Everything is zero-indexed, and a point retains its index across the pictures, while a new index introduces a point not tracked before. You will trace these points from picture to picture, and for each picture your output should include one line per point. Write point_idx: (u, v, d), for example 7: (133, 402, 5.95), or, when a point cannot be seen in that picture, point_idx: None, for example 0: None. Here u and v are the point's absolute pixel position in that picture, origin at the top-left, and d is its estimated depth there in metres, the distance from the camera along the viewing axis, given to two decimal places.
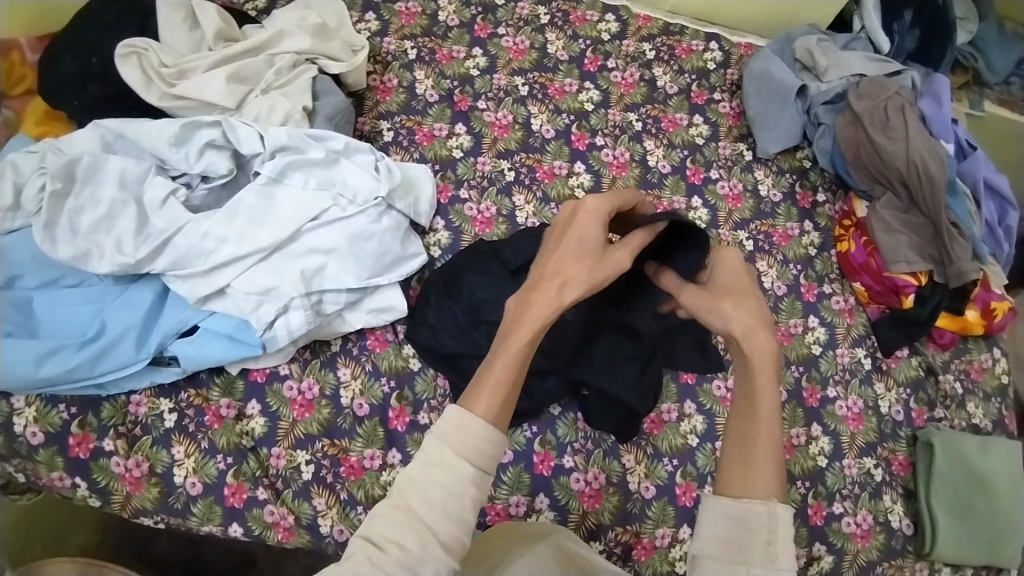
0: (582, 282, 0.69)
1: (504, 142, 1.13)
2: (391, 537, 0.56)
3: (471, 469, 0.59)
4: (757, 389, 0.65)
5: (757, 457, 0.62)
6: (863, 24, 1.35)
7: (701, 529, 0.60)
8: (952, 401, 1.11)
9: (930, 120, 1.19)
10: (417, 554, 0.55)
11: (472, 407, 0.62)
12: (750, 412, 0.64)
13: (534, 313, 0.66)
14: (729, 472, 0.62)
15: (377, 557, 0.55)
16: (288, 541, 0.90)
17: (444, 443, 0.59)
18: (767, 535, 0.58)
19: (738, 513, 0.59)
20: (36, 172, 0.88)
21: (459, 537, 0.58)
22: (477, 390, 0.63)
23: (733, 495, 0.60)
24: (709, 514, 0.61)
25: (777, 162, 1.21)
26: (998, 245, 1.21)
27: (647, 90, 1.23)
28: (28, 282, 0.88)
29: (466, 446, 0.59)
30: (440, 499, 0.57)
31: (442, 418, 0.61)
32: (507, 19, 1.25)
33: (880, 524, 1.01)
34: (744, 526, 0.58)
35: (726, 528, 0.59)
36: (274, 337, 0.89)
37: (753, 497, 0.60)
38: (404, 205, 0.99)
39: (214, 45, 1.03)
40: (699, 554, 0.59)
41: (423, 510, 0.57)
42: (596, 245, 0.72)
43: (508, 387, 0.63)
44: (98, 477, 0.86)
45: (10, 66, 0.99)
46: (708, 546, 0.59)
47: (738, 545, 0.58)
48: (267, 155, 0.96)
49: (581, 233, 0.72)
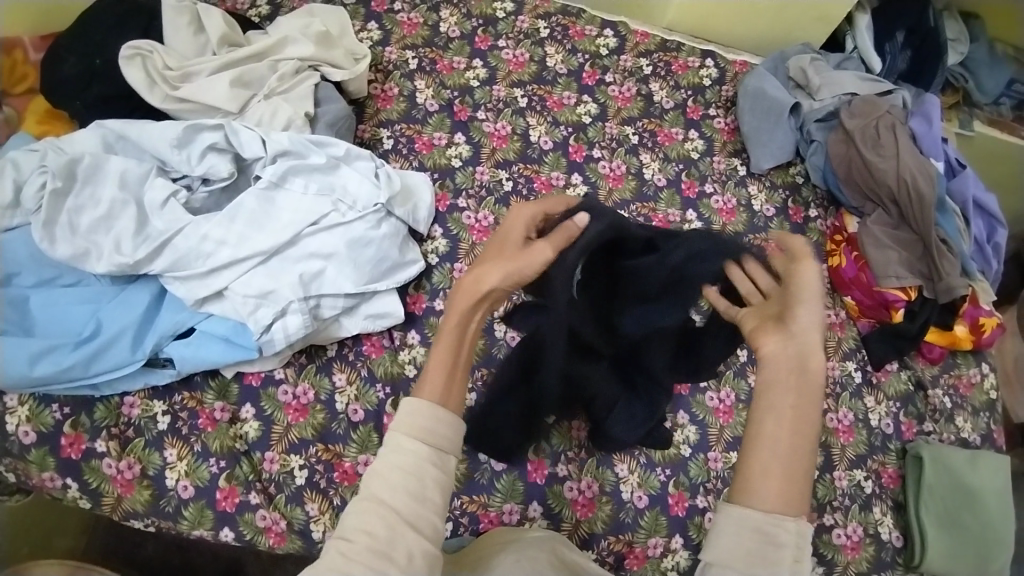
0: (498, 271, 0.68)
1: (503, 152, 1.14)
2: (360, 528, 0.56)
3: (427, 449, 0.59)
4: (809, 395, 0.60)
5: (798, 469, 0.58)
6: (855, 45, 1.40)
7: (722, 539, 0.56)
8: (941, 415, 1.13)
9: (920, 139, 1.21)
10: (386, 536, 0.55)
11: (420, 393, 0.63)
12: (795, 419, 0.59)
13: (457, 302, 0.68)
14: (769, 484, 0.57)
15: (346, 549, 0.55)
16: (280, 547, 0.89)
17: (399, 428, 0.60)
18: (795, 553, 0.55)
19: (767, 527, 0.55)
20: (36, 170, 0.88)
21: (427, 516, 0.58)
22: (426, 376, 0.64)
23: (763, 509, 0.56)
24: (732, 522, 0.56)
25: (770, 178, 1.23)
26: (987, 263, 1.23)
27: (644, 105, 1.25)
28: (24, 280, 0.88)
29: (419, 429, 0.60)
30: (404, 483, 0.57)
31: (397, 409, 0.62)
32: (507, 32, 1.27)
33: (870, 536, 1.01)
34: (772, 541, 0.55)
35: (751, 542, 0.55)
36: (271, 341, 0.89)
37: (786, 513, 0.56)
38: (403, 212, 1.00)
39: (218, 50, 1.04)
40: (715, 563, 0.55)
41: (391, 498, 0.57)
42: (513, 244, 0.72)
43: (447, 368, 0.65)
44: (89, 478, 0.85)
45: (13, 64, 1.00)
46: (732, 558, 0.55)
47: (763, 558, 0.55)
48: (268, 159, 0.96)
49: (504, 236, 0.75)
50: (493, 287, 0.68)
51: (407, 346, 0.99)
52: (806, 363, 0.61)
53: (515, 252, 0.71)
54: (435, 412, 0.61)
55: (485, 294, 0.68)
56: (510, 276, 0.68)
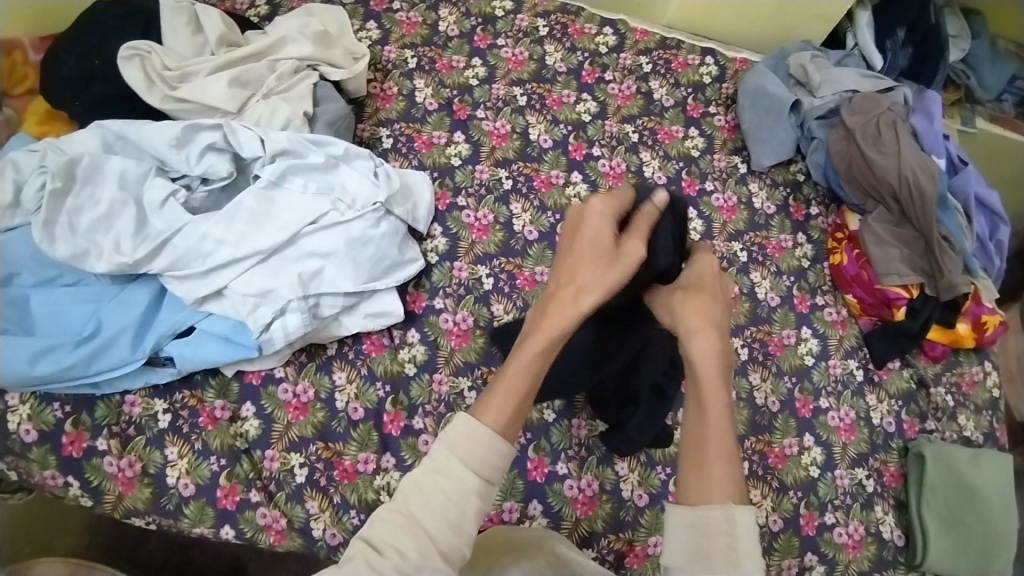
0: (595, 289, 0.67)
1: (502, 150, 1.14)
2: (389, 542, 0.56)
3: (478, 479, 0.59)
4: (706, 379, 0.65)
5: (712, 458, 0.61)
6: (856, 41, 1.39)
7: (670, 541, 0.60)
8: (943, 413, 1.12)
9: (921, 135, 1.21)
10: (415, 560, 0.55)
11: (482, 416, 0.62)
12: (700, 415, 0.64)
13: (550, 326, 0.66)
14: (691, 478, 0.61)
15: (374, 560, 0.55)
16: (280, 545, 0.89)
17: (454, 449, 0.59)
18: (727, 541, 0.57)
19: (701, 520, 0.59)
20: (36, 170, 0.88)
21: (459, 547, 0.57)
22: (490, 399, 0.63)
23: (693, 503, 0.60)
24: (674, 524, 0.60)
25: (771, 175, 1.23)
26: (989, 260, 1.22)
27: (644, 103, 1.25)
28: (25, 280, 0.88)
29: (473, 457, 0.59)
30: (441, 507, 0.57)
31: (452, 425, 0.61)
32: (506, 31, 1.26)
33: (872, 534, 1.01)
34: (706, 534, 0.58)
35: (691, 539, 0.58)
36: (270, 339, 0.89)
37: (714, 501, 0.59)
38: (403, 211, 1.00)
39: (217, 49, 1.04)
40: (673, 568, 0.59)
41: (425, 519, 0.57)
42: (608, 245, 0.69)
43: (522, 395, 0.64)
44: (90, 476, 0.85)
45: (13, 65, 1.01)
46: (679, 559, 0.59)
47: (704, 554, 0.57)
48: (267, 158, 0.96)
49: (591, 237, 0.70)
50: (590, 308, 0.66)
51: (406, 344, 0.99)
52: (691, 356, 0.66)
53: (609, 265, 0.68)
54: (493, 441, 0.61)
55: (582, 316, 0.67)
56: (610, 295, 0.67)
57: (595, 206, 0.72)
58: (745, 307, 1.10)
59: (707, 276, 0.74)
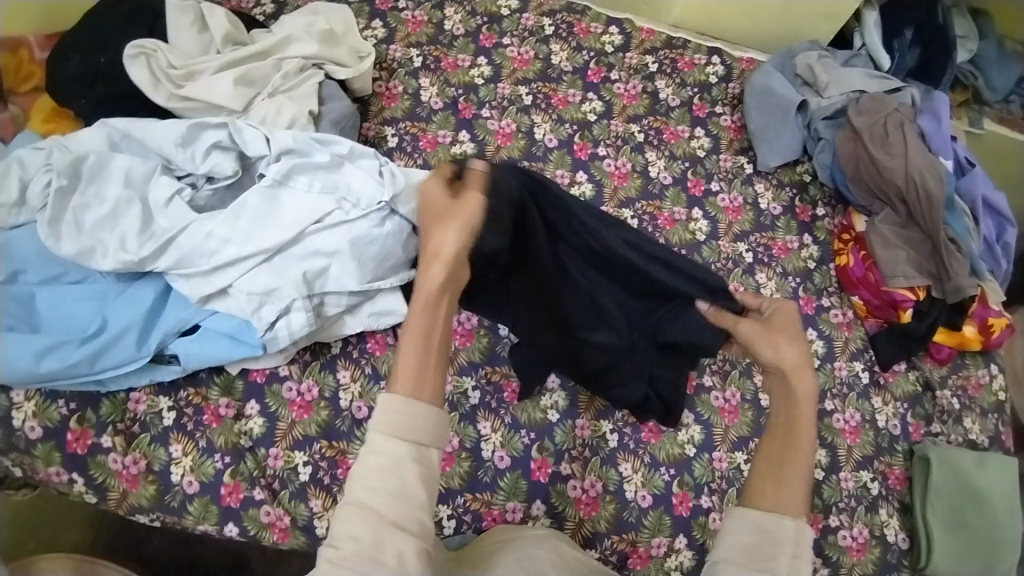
0: (451, 237, 0.74)
1: (507, 150, 1.14)
2: (346, 534, 0.58)
3: (407, 444, 0.61)
4: (799, 412, 0.74)
5: (792, 481, 0.69)
6: (863, 41, 1.38)
7: (727, 537, 0.66)
8: (949, 416, 1.12)
9: (930, 136, 1.20)
10: (371, 540, 0.57)
11: (393, 388, 0.65)
12: (788, 442, 0.72)
13: (429, 279, 0.71)
14: (765, 488, 0.69)
15: (334, 557, 0.57)
16: (284, 543, 0.90)
17: (377, 428, 0.62)
18: (794, 548, 0.64)
19: (768, 525, 0.65)
20: (42, 168, 0.89)
21: (412, 514, 0.60)
22: (396, 374, 0.66)
23: (765, 509, 0.67)
24: (736, 522, 0.67)
25: (777, 176, 1.22)
26: (996, 262, 1.22)
27: (650, 102, 1.24)
28: (30, 277, 0.89)
29: (396, 427, 0.62)
30: (383, 484, 0.59)
31: (375, 410, 0.63)
32: (512, 29, 1.26)
33: (877, 538, 1.01)
34: (772, 537, 0.65)
35: (754, 539, 0.65)
36: (275, 338, 0.89)
37: (785, 513, 0.66)
38: (409, 211, 0.98)
39: (222, 48, 1.04)
40: (720, 561, 0.65)
41: (372, 501, 0.59)
42: (449, 203, 0.79)
43: (421, 356, 0.67)
44: (94, 473, 0.86)
45: (19, 62, 1.01)
46: (732, 554, 0.64)
47: (762, 553, 0.64)
48: (272, 157, 0.96)
49: (428, 203, 0.80)
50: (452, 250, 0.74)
51: None
52: (792, 387, 0.76)
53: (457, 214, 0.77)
54: (407, 404, 0.63)
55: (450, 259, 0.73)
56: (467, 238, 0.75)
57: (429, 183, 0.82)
58: None
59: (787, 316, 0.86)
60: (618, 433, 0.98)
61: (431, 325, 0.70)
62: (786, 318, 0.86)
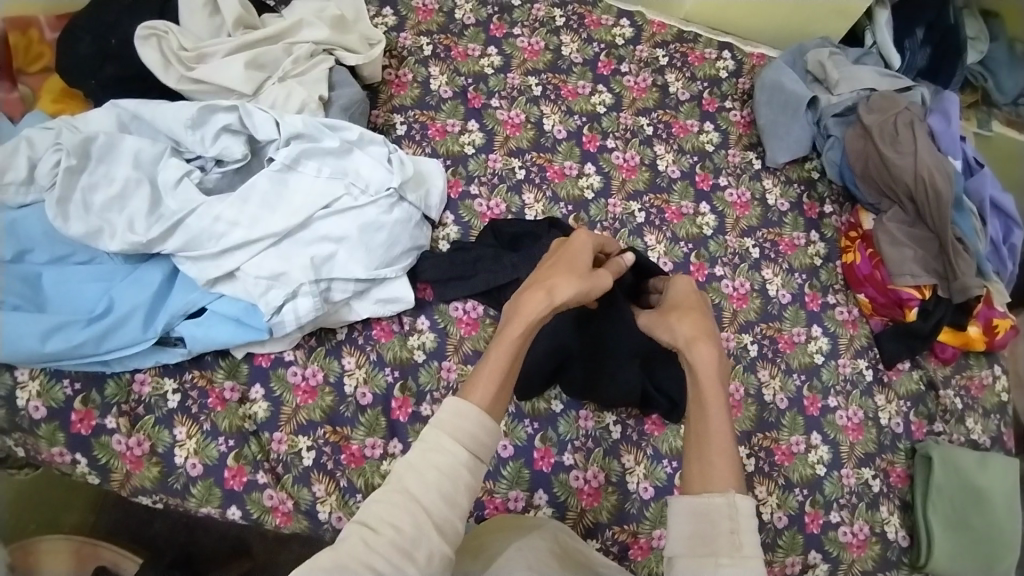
0: (571, 287, 0.75)
1: (516, 140, 1.14)
2: (386, 519, 0.57)
3: (468, 454, 0.61)
4: (706, 388, 0.68)
5: (717, 454, 0.63)
6: (874, 40, 1.37)
7: (672, 532, 0.61)
8: (951, 415, 1.11)
9: (938, 136, 1.20)
10: (411, 533, 0.56)
11: (469, 396, 0.64)
12: (701, 414, 0.67)
13: (528, 310, 0.71)
14: (693, 473, 0.63)
15: (371, 539, 0.56)
16: (286, 527, 0.90)
17: (443, 428, 0.61)
18: (730, 524, 0.58)
19: (701, 507, 0.60)
20: (51, 147, 0.89)
21: (452, 520, 0.59)
22: (475, 382, 0.66)
23: (697, 493, 0.62)
24: (675, 514, 0.61)
25: (785, 172, 1.22)
26: (1002, 263, 1.21)
27: (660, 96, 1.24)
28: (38, 257, 0.89)
29: (461, 433, 0.61)
30: (436, 482, 0.59)
31: (440, 408, 0.63)
32: (523, 20, 1.26)
33: (876, 535, 1.01)
34: (708, 518, 0.59)
35: (693, 526, 0.60)
36: (281, 322, 0.89)
37: (715, 490, 0.61)
38: (415, 198, 1.00)
39: (233, 31, 1.04)
40: (673, 556, 0.60)
41: (419, 493, 0.58)
42: (585, 267, 0.80)
43: (501, 376, 0.67)
44: (98, 454, 0.86)
45: (29, 42, 1.00)
46: (680, 546, 0.59)
47: (703, 538, 0.59)
48: (282, 141, 0.96)
49: (573, 251, 0.82)
50: (563, 302, 0.73)
51: (416, 331, 0.99)
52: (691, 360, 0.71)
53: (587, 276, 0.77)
54: (478, 417, 0.63)
55: (555, 307, 0.73)
56: (579, 294, 0.75)
57: (582, 237, 0.85)
58: (756, 303, 1.09)
59: (690, 296, 0.83)
60: (621, 424, 0.98)
61: (510, 364, 0.68)
62: (686, 296, 0.83)
